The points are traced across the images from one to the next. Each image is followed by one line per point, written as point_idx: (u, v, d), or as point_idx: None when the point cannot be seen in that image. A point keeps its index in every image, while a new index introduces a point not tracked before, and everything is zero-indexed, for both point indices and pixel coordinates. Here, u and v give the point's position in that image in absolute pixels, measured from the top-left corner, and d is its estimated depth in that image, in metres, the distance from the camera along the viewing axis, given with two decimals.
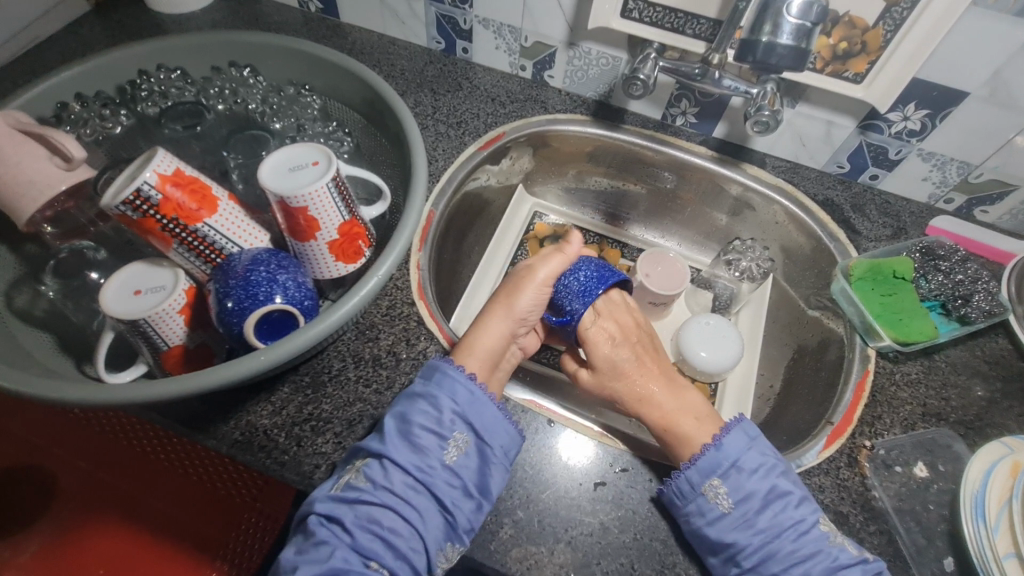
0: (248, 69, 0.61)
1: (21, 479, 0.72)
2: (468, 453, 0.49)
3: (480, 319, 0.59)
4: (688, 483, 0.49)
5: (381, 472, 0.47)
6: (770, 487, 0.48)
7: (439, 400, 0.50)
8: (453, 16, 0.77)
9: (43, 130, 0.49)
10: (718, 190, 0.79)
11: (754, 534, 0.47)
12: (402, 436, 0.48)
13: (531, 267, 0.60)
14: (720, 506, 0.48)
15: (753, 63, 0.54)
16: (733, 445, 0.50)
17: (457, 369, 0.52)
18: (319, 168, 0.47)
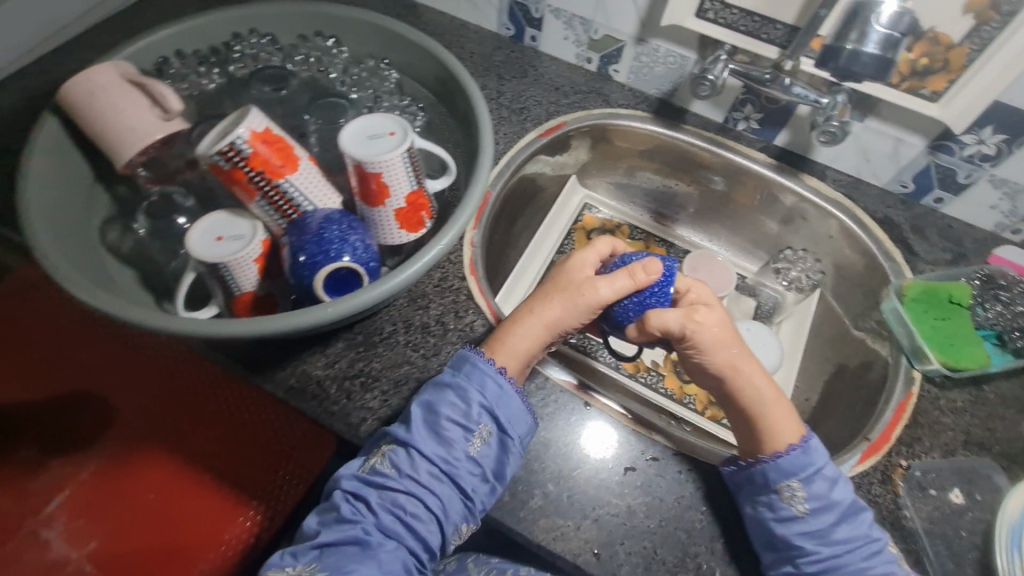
0: (333, 40, 0.64)
1: (83, 405, 0.76)
2: (490, 443, 0.50)
3: (527, 310, 0.55)
4: (765, 477, 0.49)
5: (407, 460, 0.49)
6: (849, 501, 0.48)
7: (467, 393, 0.51)
8: (527, 4, 0.79)
9: (147, 81, 0.54)
10: (772, 198, 0.79)
11: (826, 543, 0.47)
12: (428, 426, 0.50)
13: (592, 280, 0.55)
14: (794, 508, 0.48)
15: (834, 68, 0.54)
16: (820, 452, 0.49)
17: (487, 362, 0.52)
18: (396, 139, 0.49)
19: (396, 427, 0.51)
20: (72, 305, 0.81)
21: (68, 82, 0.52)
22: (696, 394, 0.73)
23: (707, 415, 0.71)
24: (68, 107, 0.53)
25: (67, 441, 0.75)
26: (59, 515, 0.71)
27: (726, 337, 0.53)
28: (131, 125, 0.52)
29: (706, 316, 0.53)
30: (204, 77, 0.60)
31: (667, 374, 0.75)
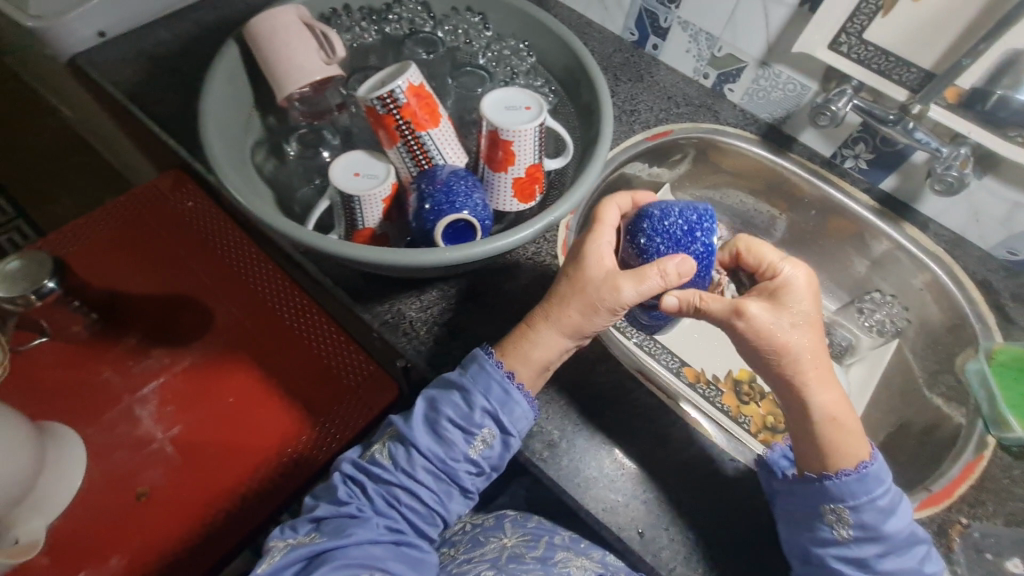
0: (480, 17, 0.69)
1: (188, 306, 0.84)
2: (492, 445, 0.52)
3: (544, 316, 0.52)
4: (812, 498, 0.50)
5: (406, 454, 0.52)
6: (900, 535, 0.48)
7: (471, 396, 0.52)
8: (656, 12, 0.81)
9: (320, 28, 0.61)
10: (865, 241, 0.78)
11: (865, 570, 0.48)
12: (430, 422, 0.52)
13: (605, 278, 0.50)
14: (837, 533, 0.49)
15: (979, 111, 0.62)
16: (878, 480, 0.49)
17: (496, 368, 0.53)
18: (531, 113, 0.54)
19: (401, 421, 0.54)
20: (191, 218, 0.90)
21: (255, 18, 0.59)
22: (752, 416, 0.72)
23: (759, 437, 0.68)
24: (249, 39, 0.60)
25: (171, 334, 0.83)
26: (152, 397, 0.78)
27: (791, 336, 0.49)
28: (298, 63, 0.59)
29: (756, 313, 0.49)
30: (365, 32, 0.67)
31: (725, 391, 0.75)
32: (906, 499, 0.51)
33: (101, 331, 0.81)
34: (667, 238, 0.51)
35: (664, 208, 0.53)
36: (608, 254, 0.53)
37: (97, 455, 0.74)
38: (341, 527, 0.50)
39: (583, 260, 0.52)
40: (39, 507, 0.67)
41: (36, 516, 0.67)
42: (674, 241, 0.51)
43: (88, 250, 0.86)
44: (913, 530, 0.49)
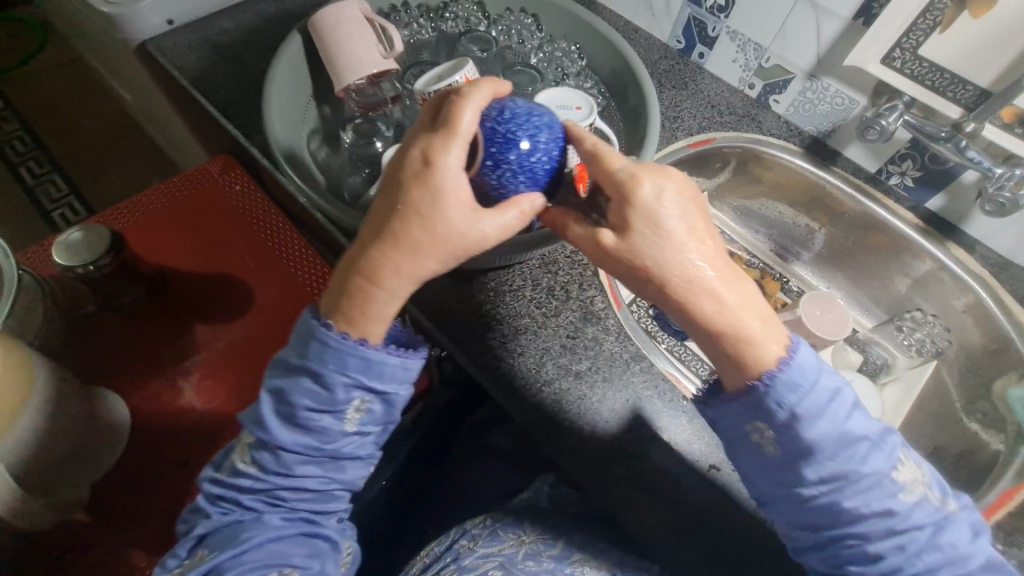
0: (532, 18, 0.71)
1: (231, 287, 0.86)
2: (370, 408, 0.50)
3: (390, 261, 0.45)
4: (734, 419, 0.47)
5: (276, 453, 0.50)
6: (833, 441, 0.45)
7: (327, 379, 0.48)
8: (705, 21, 0.82)
9: (380, 22, 0.63)
10: (907, 259, 0.78)
11: (812, 481, 0.46)
12: (289, 417, 0.49)
13: (468, 223, 0.45)
14: (764, 451, 0.47)
15: None
16: (794, 385, 0.45)
17: (339, 345, 0.47)
18: (581, 113, 0.55)
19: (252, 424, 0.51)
20: (238, 202, 0.92)
21: (320, 10, 0.62)
22: None
23: None
24: (313, 32, 0.63)
25: (214, 311, 0.85)
26: (194, 371, 0.81)
27: (693, 266, 0.43)
28: (359, 55, 0.61)
29: (643, 240, 0.43)
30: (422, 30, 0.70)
31: None
32: (841, 392, 0.47)
33: (150, 305, 0.84)
34: (529, 175, 0.48)
35: (529, 132, 0.47)
36: (462, 181, 0.45)
37: (142, 422, 0.77)
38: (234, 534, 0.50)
39: (438, 196, 0.44)
40: (87, 470, 0.69)
41: (86, 477, 0.69)
42: (536, 181, 0.48)
43: (143, 226, 0.89)
44: (850, 431, 0.46)
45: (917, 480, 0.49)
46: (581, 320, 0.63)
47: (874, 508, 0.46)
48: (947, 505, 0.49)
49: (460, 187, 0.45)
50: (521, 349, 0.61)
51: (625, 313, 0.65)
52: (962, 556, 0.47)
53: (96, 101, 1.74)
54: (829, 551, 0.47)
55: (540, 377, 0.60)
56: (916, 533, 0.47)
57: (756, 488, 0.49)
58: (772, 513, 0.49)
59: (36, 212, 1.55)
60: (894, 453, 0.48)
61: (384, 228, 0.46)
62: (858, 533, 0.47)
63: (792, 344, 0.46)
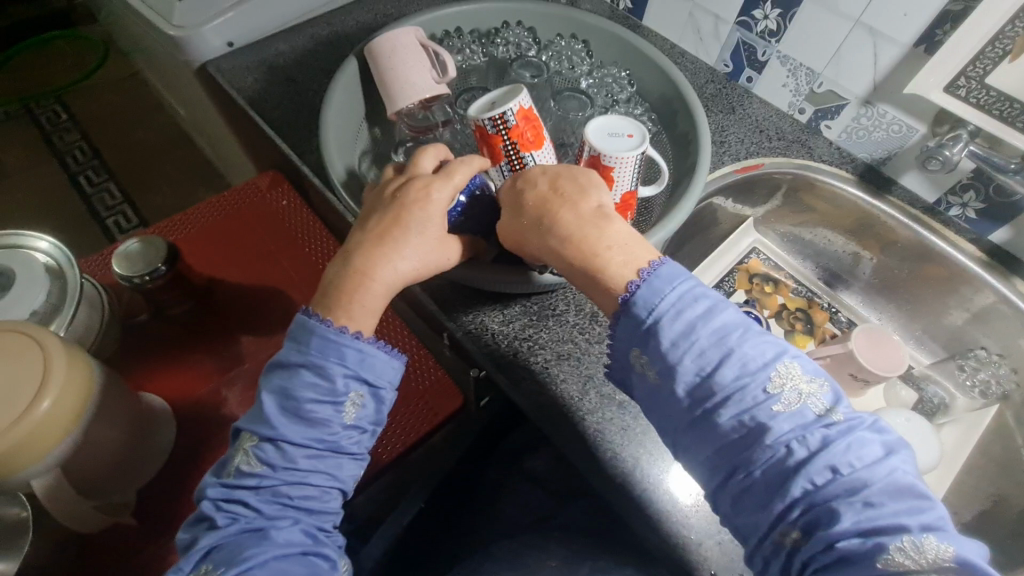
0: (582, 44, 0.72)
1: (275, 299, 0.89)
2: (364, 403, 0.51)
3: (383, 266, 0.51)
4: (614, 347, 0.50)
5: (277, 453, 0.48)
6: (692, 354, 0.46)
7: (328, 370, 0.49)
8: (755, 46, 0.80)
9: (433, 47, 0.65)
10: (966, 293, 0.74)
11: (695, 405, 0.46)
12: (291, 411, 0.49)
13: (444, 240, 0.54)
14: (645, 377, 0.49)
15: None
16: (647, 300, 0.47)
17: (339, 334, 0.50)
18: (633, 141, 0.54)
19: (254, 423, 0.50)
20: (285, 216, 0.95)
21: (377, 36, 0.64)
22: None
23: None
24: (368, 58, 0.65)
25: (257, 322, 0.87)
26: (236, 378, 0.82)
27: (544, 216, 0.52)
28: (412, 80, 0.63)
29: (513, 209, 0.54)
30: (475, 57, 0.72)
31: None
32: (697, 301, 0.48)
33: (198, 314, 0.87)
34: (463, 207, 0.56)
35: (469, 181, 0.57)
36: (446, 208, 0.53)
37: (188, 426, 0.78)
38: (240, 544, 0.47)
39: (425, 214, 0.52)
40: (134, 477, 0.71)
41: (133, 482, 0.71)
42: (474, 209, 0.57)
43: (195, 238, 0.93)
44: (704, 340, 0.46)
45: (799, 391, 0.45)
46: None
47: (743, 423, 0.44)
48: (837, 417, 0.44)
49: (438, 209, 0.53)
50: (564, 375, 0.60)
51: None
52: (859, 478, 0.41)
53: (152, 115, 1.82)
54: (731, 485, 0.45)
55: (581, 408, 0.59)
56: (794, 450, 0.43)
57: (667, 435, 0.49)
58: (682, 450, 0.48)
59: (94, 219, 1.63)
60: (767, 361, 0.45)
61: (378, 232, 0.52)
62: (742, 457, 0.44)
63: (646, 265, 0.49)
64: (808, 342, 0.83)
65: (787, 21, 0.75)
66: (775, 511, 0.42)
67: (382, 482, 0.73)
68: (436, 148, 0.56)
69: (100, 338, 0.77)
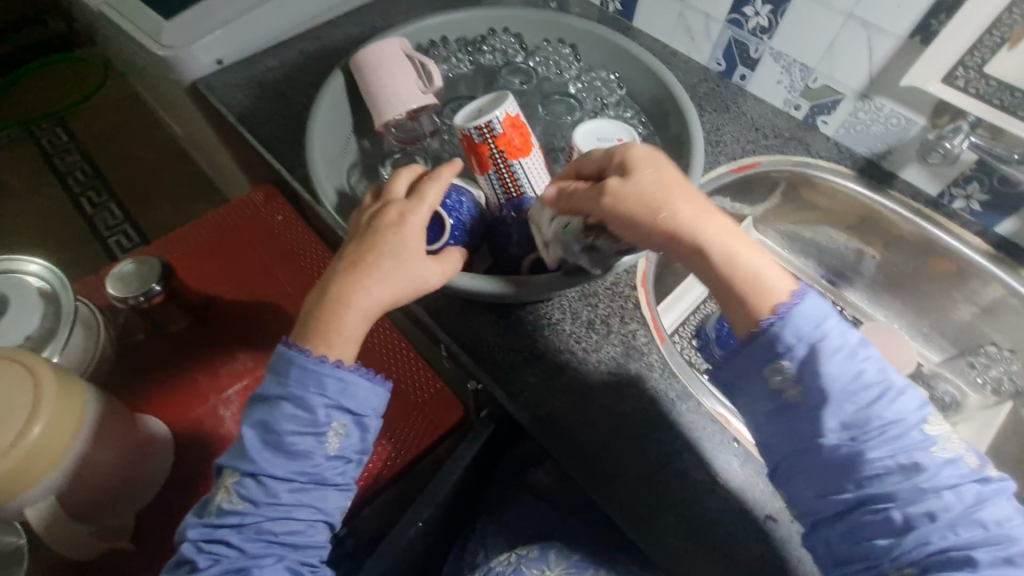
0: (570, 48, 0.71)
1: (271, 315, 0.88)
2: (348, 433, 0.50)
3: (357, 292, 0.50)
4: (757, 349, 0.46)
5: (258, 489, 0.48)
6: (842, 384, 0.45)
7: (307, 401, 0.49)
8: (747, 43, 0.79)
9: (418, 57, 0.64)
10: (975, 286, 0.72)
11: (844, 433, 0.46)
12: (274, 444, 0.49)
13: (424, 260, 0.52)
14: (785, 395, 0.47)
15: None
16: (814, 314, 0.46)
17: (318, 364, 0.49)
18: (623, 145, 0.53)
19: (235, 459, 0.49)
20: (281, 230, 0.95)
21: (361, 49, 0.64)
22: None
23: None
24: (354, 71, 0.64)
25: (252, 340, 0.86)
26: (234, 399, 0.82)
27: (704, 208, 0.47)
28: (398, 92, 0.62)
29: (620, 184, 0.46)
30: (460, 64, 0.72)
31: None
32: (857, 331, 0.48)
33: (195, 333, 0.86)
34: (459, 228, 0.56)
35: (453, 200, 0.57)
36: (423, 229, 0.52)
37: (185, 448, 0.78)
38: None
39: (400, 237, 0.51)
40: (132, 502, 0.70)
41: (131, 507, 0.70)
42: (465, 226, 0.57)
43: (191, 255, 0.93)
44: (868, 372, 0.46)
45: (954, 444, 0.47)
46: (625, 358, 0.60)
47: (897, 463, 0.45)
48: (988, 474, 0.46)
49: (414, 231, 0.51)
50: (561, 389, 0.59)
51: (670, 347, 0.61)
52: (1004, 535, 0.44)
53: (151, 133, 1.83)
54: (856, 514, 0.45)
55: (580, 422, 0.57)
56: (949, 500, 0.44)
57: (776, 454, 0.48)
58: (785, 476, 0.48)
59: (95, 238, 1.64)
60: (920, 408, 0.47)
61: (351, 261, 0.51)
62: (878, 492, 0.45)
63: (794, 291, 0.46)
64: None
65: (778, 17, 0.73)
66: (905, 545, 0.44)
67: (389, 494, 0.74)
68: (409, 170, 0.55)
69: (96, 359, 0.77)
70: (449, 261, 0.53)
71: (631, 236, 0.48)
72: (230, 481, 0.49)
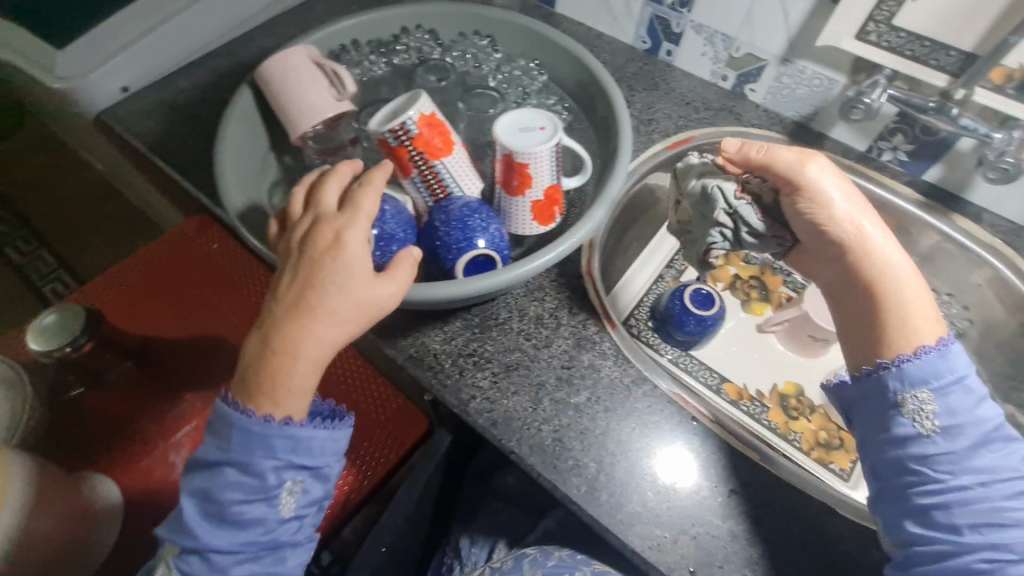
0: (488, 39, 0.69)
1: (218, 350, 0.84)
2: (302, 490, 0.48)
3: (301, 335, 0.44)
4: (906, 380, 0.49)
5: (206, 562, 0.46)
6: (980, 426, 0.48)
7: (254, 467, 0.45)
8: (668, 18, 0.79)
9: (327, 63, 0.61)
10: (912, 236, 0.74)
11: (972, 475, 0.47)
12: (217, 515, 0.46)
13: (373, 284, 0.46)
14: (924, 431, 0.48)
15: None
16: (963, 362, 0.49)
17: (261, 427, 0.45)
18: (545, 134, 0.52)
19: (179, 530, 0.47)
20: (218, 259, 0.89)
21: (266, 60, 0.60)
22: (803, 433, 0.70)
23: (812, 455, 0.67)
24: (262, 84, 0.61)
25: (199, 380, 0.82)
26: (184, 443, 0.78)
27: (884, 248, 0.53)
28: (310, 102, 0.59)
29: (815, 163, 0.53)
30: (374, 65, 0.69)
31: (772, 407, 0.73)
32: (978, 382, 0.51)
33: (135, 379, 0.81)
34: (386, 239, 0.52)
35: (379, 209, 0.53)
36: (365, 248, 0.46)
37: (137, 501, 0.74)
38: None
39: (342, 266, 0.45)
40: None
41: None
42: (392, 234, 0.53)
43: (121, 297, 0.86)
44: (1006, 429, 0.49)
45: None
46: (577, 350, 0.59)
47: None
48: None
49: (356, 256, 0.46)
50: (514, 389, 0.57)
51: (621, 333, 0.61)
52: None
53: (77, 171, 1.73)
54: (972, 553, 0.45)
55: (536, 420, 0.55)
56: None
57: (896, 487, 0.48)
58: (895, 509, 0.48)
59: (29, 289, 1.54)
60: None
61: (286, 299, 0.45)
62: (1002, 539, 0.45)
63: (945, 332, 0.50)
64: (766, 309, 0.81)
65: None
66: None
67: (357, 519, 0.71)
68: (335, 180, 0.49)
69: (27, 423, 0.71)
70: (400, 277, 0.48)
71: (807, 205, 0.54)
72: (171, 554, 0.48)
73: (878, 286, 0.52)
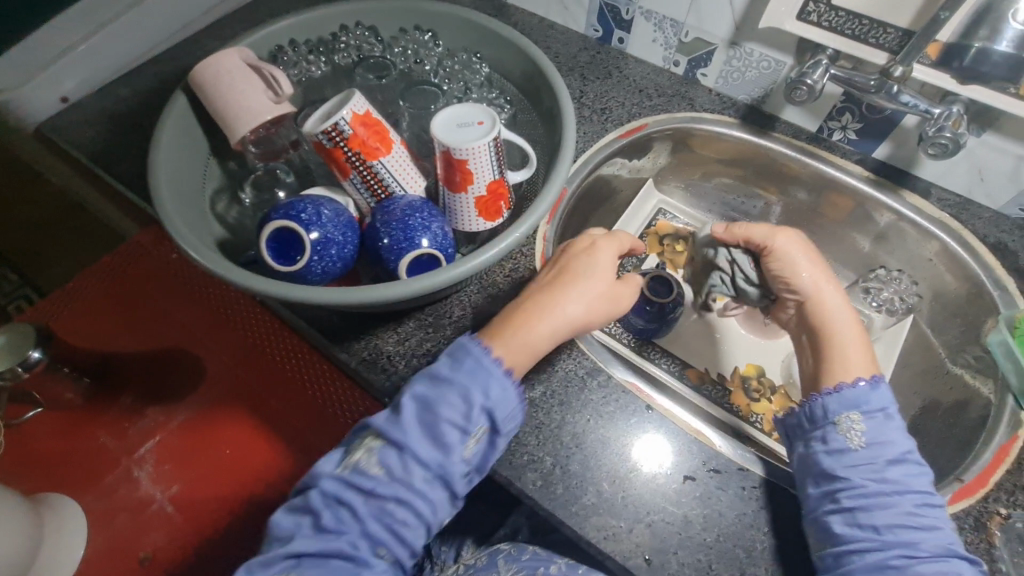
0: (429, 34, 0.68)
1: (177, 361, 0.81)
2: (481, 444, 0.46)
3: (553, 298, 0.52)
4: (823, 408, 0.52)
5: (399, 462, 0.44)
6: (896, 448, 0.49)
7: (470, 394, 0.46)
8: (617, 6, 0.78)
9: (264, 66, 0.61)
10: (865, 216, 0.75)
11: (883, 483, 0.48)
12: (426, 425, 0.45)
13: (614, 287, 0.55)
14: (851, 442, 0.50)
15: (959, 67, 0.57)
16: (887, 396, 0.52)
17: (494, 364, 0.47)
18: (483, 128, 0.51)
19: (388, 422, 0.46)
20: (175, 269, 0.86)
21: (198, 64, 0.59)
22: (763, 414, 0.71)
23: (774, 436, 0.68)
24: (197, 89, 0.59)
25: (161, 393, 0.80)
26: (148, 457, 0.76)
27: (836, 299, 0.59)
28: (245, 105, 0.58)
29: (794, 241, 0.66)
30: (312, 64, 0.68)
31: (733, 390, 0.74)
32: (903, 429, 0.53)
33: (94, 396, 0.79)
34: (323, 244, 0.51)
35: (314, 212, 0.51)
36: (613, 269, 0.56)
37: (98, 521, 0.72)
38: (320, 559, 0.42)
39: (593, 261, 0.55)
40: None
41: None
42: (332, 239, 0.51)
43: (76, 314, 0.84)
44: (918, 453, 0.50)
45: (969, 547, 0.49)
46: None
47: (935, 528, 0.46)
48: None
49: (604, 265, 0.56)
50: None
51: None
52: None
53: None
54: (876, 555, 0.45)
55: None
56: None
57: (819, 487, 0.49)
58: (818, 506, 0.48)
59: None
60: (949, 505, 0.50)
61: (549, 279, 0.54)
62: (911, 542, 0.45)
63: (878, 372, 0.54)
64: None
65: None
66: None
67: None
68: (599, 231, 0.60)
69: None
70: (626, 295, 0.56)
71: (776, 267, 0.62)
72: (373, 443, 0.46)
73: (825, 328, 0.58)
